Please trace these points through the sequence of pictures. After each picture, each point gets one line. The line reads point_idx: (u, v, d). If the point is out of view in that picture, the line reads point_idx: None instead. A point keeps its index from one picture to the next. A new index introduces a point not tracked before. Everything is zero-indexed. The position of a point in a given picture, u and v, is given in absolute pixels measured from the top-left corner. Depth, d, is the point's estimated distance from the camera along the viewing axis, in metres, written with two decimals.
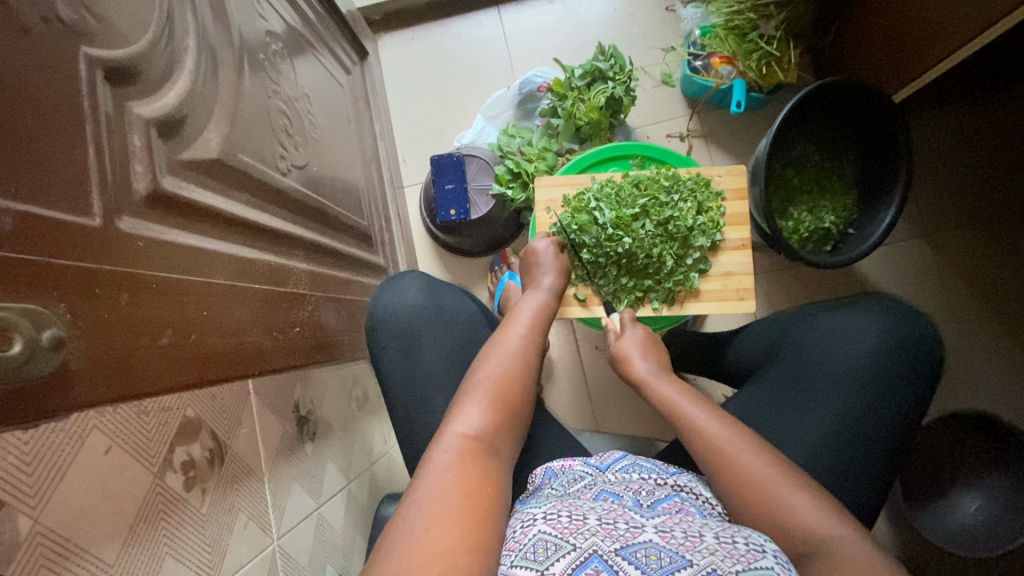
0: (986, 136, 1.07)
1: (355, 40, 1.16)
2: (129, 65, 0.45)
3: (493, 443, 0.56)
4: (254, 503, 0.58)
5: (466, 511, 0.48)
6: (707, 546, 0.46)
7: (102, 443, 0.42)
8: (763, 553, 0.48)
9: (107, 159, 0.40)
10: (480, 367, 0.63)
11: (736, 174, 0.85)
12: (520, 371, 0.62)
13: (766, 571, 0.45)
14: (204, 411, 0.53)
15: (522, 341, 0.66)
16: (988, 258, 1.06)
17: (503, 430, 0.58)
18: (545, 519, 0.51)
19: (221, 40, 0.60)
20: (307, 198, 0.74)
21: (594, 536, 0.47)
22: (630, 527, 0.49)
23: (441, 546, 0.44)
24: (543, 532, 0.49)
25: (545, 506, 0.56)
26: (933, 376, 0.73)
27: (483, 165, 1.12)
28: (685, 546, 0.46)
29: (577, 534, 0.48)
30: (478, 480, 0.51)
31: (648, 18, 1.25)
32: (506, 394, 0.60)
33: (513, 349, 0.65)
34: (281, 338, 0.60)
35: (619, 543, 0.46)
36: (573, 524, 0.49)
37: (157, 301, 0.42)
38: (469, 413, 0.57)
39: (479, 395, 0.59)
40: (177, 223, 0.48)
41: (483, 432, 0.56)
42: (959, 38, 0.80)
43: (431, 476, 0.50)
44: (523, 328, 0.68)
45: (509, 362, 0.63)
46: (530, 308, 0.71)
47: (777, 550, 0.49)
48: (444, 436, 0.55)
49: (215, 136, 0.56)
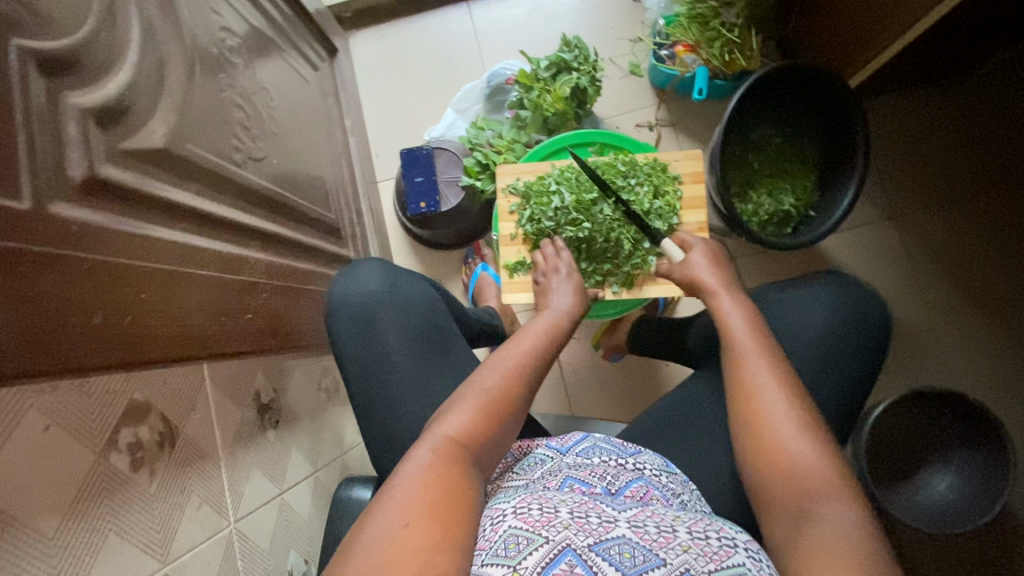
0: (945, 117, 1.08)
1: (324, 38, 1.18)
2: (63, 58, 0.46)
3: (475, 446, 0.57)
4: (209, 487, 0.60)
5: (436, 510, 0.49)
6: (681, 544, 0.49)
7: (41, 421, 0.43)
8: (735, 548, 0.51)
9: (38, 148, 0.42)
10: (479, 374, 0.63)
11: (692, 159, 0.86)
12: (515, 391, 0.62)
13: (738, 569, 0.48)
14: (154, 395, 0.55)
15: (526, 357, 0.65)
16: (950, 237, 1.07)
17: (483, 428, 0.58)
18: (515, 513, 0.52)
19: (169, 35, 0.62)
20: (266, 190, 0.76)
21: (567, 529, 0.48)
22: (603, 520, 0.51)
23: (416, 546, 0.46)
24: (513, 527, 0.50)
25: (513, 498, 0.57)
26: (883, 354, 0.74)
27: (452, 158, 1.13)
28: (659, 544, 0.48)
29: (549, 527, 0.49)
30: (457, 482, 0.52)
31: (615, 9, 1.27)
32: (496, 400, 0.60)
33: (515, 362, 0.64)
34: (235, 325, 0.61)
35: (592, 538, 0.48)
36: (544, 516, 0.50)
37: (90, 282, 0.43)
38: (458, 415, 0.58)
39: (472, 401, 0.59)
40: (117, 211, 0.49)
41: (462, 434, 0.57)
42: (906, 21, 0.83)
43: (407, 477, 0.51)
44: (530, 343, 0.67)
45: (506, 376, 0.62)
46: (541, 318, 0.71)
47: (747, 541, 0.53)
48: (427, 436, 0.56)
49: (161, 127, 0.57)
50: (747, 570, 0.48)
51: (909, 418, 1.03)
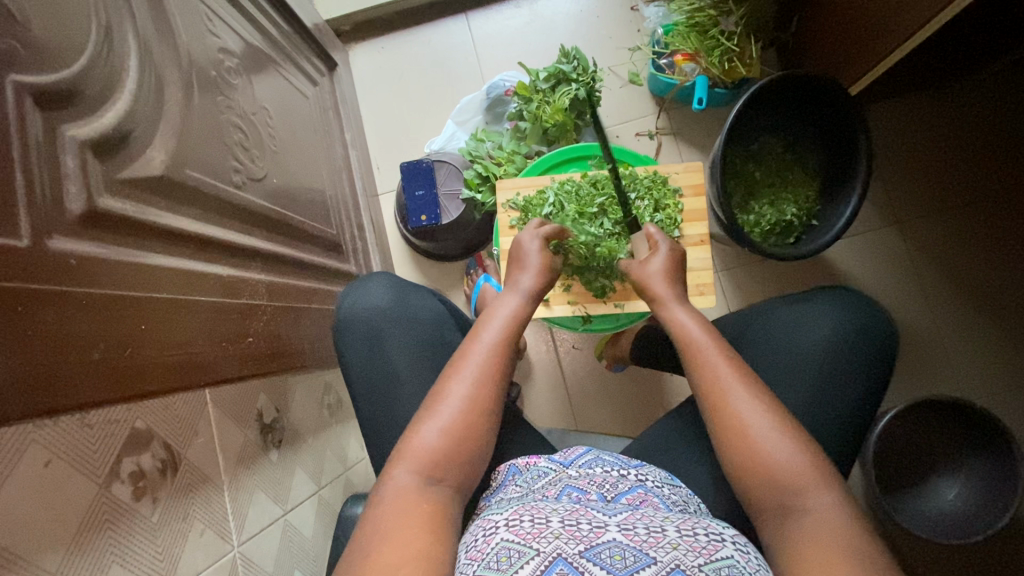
0: (947, 121, 1.08)
1: (323, 52, 1.18)
2: (61, 91, 0.47)
3: (445, 464, 0.57)
4: (212, 512, 0.60)
5: (418, 530, 0.51)
6: (670, 541, 0.49)
7: (42, 456, 0.43)
8: (723, 542, 0.51)
9: (36, 182, 0.42)
10: (439, 388, 0.61)
11: (693, 171, 0.86)
12: (480, 400, 0.60)
13: (727, 561, 0.48)
14: (156, 422, 0.55)
15: (489, 362, 0.62)
16: (954, 242, 1.06)
17: (456, 447, 0.58)
18: (506, 526, 0.52)
19: (166, 60, 0.62)
20: (266, 210, 0.76)
21: (558, 539, 0.48)
22: (593, 526, 0.51)
23: (389, 565, 0.48)
24: (506, 540, 0.50)
25: (506, 511, 0.57)
26: (888, 370, 0.72)
27: (453, 170, 1.14)
28: (649, 543, 0.48)
29: (540, 538, 0.49)
30: (426, 505, 0.53)
31: (613, 19, 1.26)
32: (461, 417, 0.59)
33: (476, 369, 0.62)
34: (235, 348, 0.61)
35: (583, 545, 0.48)
36: (536, 528, 0.50)
37: (89, 317, 0.43)
38: (427, 433, 0.58)
39: (438, 417, 0.59)
40: (116, 241, 0.49)
41: (435, 455, 0.57)
42: (901, 34, 0.84)
43: (384, 499, 0.54)
44: (490, 343, 0.64)
45: (470, 386, 0.60)
46: (504, 314, 0.67)
47: (735, 535, 0.53)
48: (396, 464, 0.56)
49: (160, 153, 0.57)
50: (737, 563, 0.49)
51: (915, 425, 1.02)
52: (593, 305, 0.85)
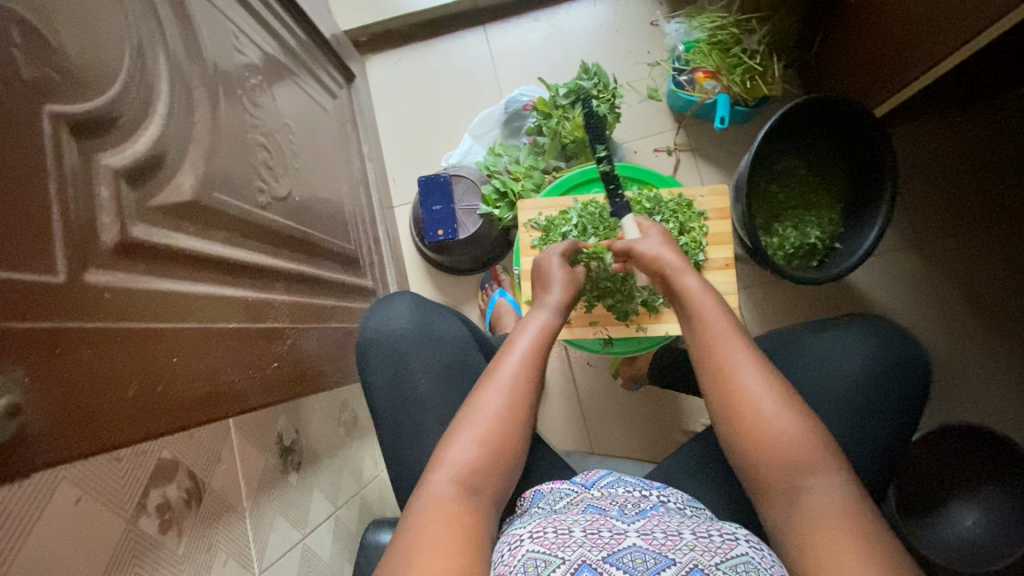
0: (969, 143, 1.07)
1: (341, 64, 1.17)
2: (96, 119, 0.46)
3: (480, 474, 0.57)
4: (234, 540, 0.59)
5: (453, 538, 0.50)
6: (687, 543, 0.49)
7: (72, 492, 0.43)
8: (737, 540, 0.51)
9: (71, 214, 0.41)
10: (476, 396, 0.61)
11: (718, 195, 0.85)
12: (516, 411, 0.61)
13: (743, 558, 0.48)
14: (182, 452, 0.54)
15: (520, 372, 0.63)
16: (976, 265, 1.05)
17: (493, 461, 0.58)
18: (531, 538, 0.52)
19: (196, 81, 0.61)
20: (288, 229, 0.75)
21: (581, 547, 0.49)
22: (614, 534, 0.51)
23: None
24: (531, 551, 0.50)
25: (530, 525, 0.57)
26: (919, 403, 0.72)
27: (470, 185, 1.13)
28: (668, 546, 0.48)
29: (564, 547, 0.49)
30: (460, 512, 0.53)
31: (632, 34, 1.26)
32: (497, 426, 0.59)
33: (508, 379, 0.62)
34: (259, 376, 0.60)
35: (606, 551, 0.48)
36: (559, 539, 0.51)
37: (124, 354, 0.42)
38: (463, 443, 0.58)
39: (477, 420, 0.59)
40: (147, 269, 0.49)
41: (472, 467, 0.57)
42: (925, 62, 0.84)
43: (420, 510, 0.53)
44: (519, 355, 0.65)
45: (503, 397, 0.61)
46: (533, 327, 0.68)
47: (749, 534, 0.54)
48: (432, 474, 0.56)
49: (189, 177, 0.56)
50: (754, 559, 0.49)
51: (936, 452, 1.01)
52: (615, 328, 0.84)
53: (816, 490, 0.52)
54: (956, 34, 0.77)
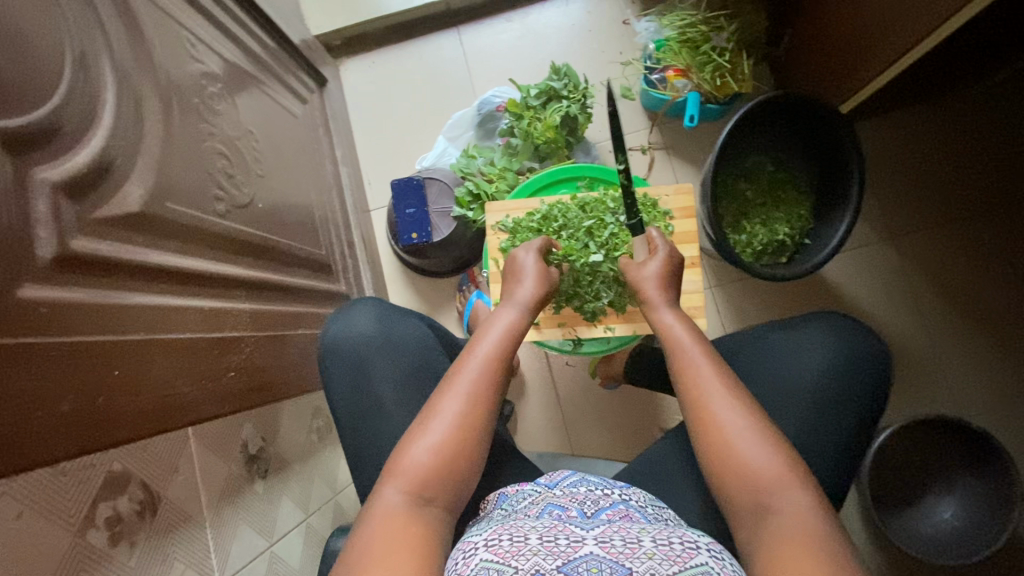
0: (940, 135, 1.07)
1: (312, 68, 1.17)
2: (31, 134, 0.46)
3: (434, 478, 0.56)
4: (193, 550, 0.59)
5: (397, 551, 0.49)
6: (646, 552, 0.49)
7: (13, 508, 0.43)
8: (698, 550, 0.51)
9: (3, 230, 0.41)
10: (435, 400, 0.60)
11: (682, 193, 0.85)
12: (475, 414, 0.59)
13: (701, 568, 0.48)
14: (134, 463, 0.54)
15: (481, 375, 0.61)
16: (949, 257, 1.06)
17: (449, 463, 0.57)
18: (486, 545, 0.51)
19: (146, 88, 0.61)
20: (250, 236, 0.75)
21: (535, 556, 0.48)
22: (571, 541, 0.50)
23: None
24: (484, 560, 0.49)
25: (486, 530, 0.56)
26: (881, 404, 0.72)
27: (444, 188, 1.13)
28: (625, 554, 0.48)
29: (517, 556, 0.48)
30: (406, 522, 0.52)
31: (604, 32, 1.26)
32: (456, 431, 0.58)
33: (470, 384, 0.60)
34: (213, 387, 0.59)
35: (560, 560, 0.47)
36: (513, 547, 0.50)
37: (61, 368, 0.42)
38: (419, 446, 0.57)
39: (456, 392, 0.60)
40: (91, 283, 0.49)
41: (424, 472, 0.55)
42: (889, 57, 0.84)
43: (370, 523, 0.52)
44: (483, 354, 0.63)
45: (462, 401, 0.59)
46: (500, 326, 0.66)
47: (711, 544, 0.53)
48: (384, 481, 0.55)
49: (138, 188, 0.56)
50: (712, 569, 0.49)
51: (911, 445, 1.01)
52: (583, 329, 0.84)
53: (784, 502, 0.52)
54: (917, 27, 0.77)
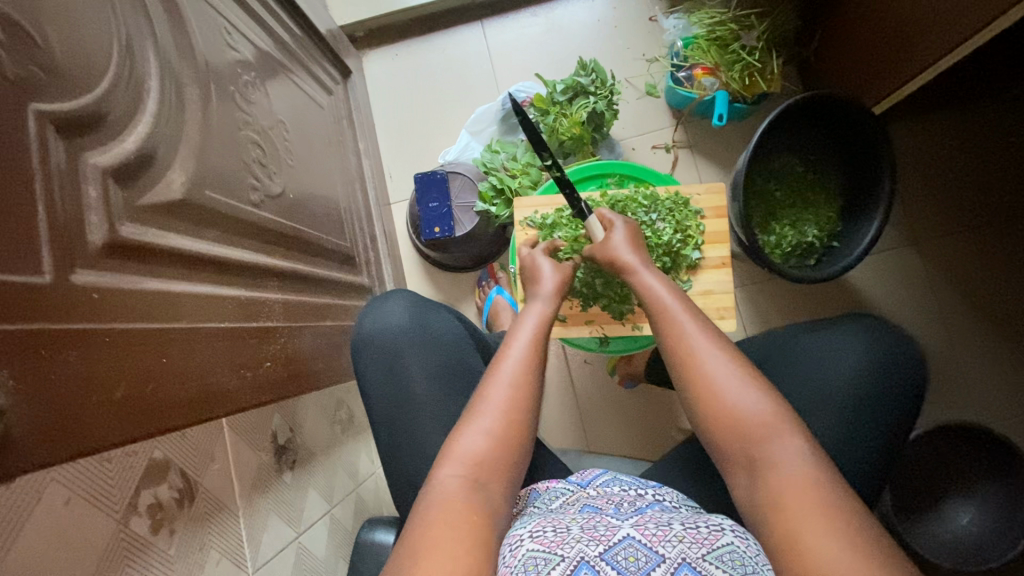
0: (969, 140, 1.06)
1: (336, 59, 1.16)
2: (82, 119, 0.46)
3: (488, 469, 0.55)
4: (228, 539, 0.59)
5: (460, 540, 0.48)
6: (676, 535, 0.49)
7: (61, 495, 0.44)
8: (724, 531, 0.51)
9: (57, 215, 0.41)
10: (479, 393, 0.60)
11: (714, 192, 0.85)
12: (520, 405, 0.59)
13: (731, 548, 0.48)
14: (173, 451, 0.54)
15: (522, 365, 0.61)
16: (975, 263, 1.05)
17: (500, 453, 0.56)
18: (531, 537, 0.52)
19: (186, 74, 0.61)
20: (282, 227, 0.74)
21: (579, 543, 0.48)
22: (610, 529, 0.51)
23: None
24: (531, 550, 0.49)
25: (528, 524, 0.56)
26: (914, 410, 0.71)
27: (467, 182, 1.13)
28: (657, 538, 0.48)
29: (563, 545, 0.49)
30: (467, 511, 0.51)
31: (631, 29, 1.25)
32: (504, 421, 0.58)
33: (512, 377, 0.60)
34: (250, 376, 0.59)
35: (603, 547, 0.48)
36: (558, 537, 0.50)
37: (114, 353, 0.42)
38: (469, 436, 0.56)
39: (500, 381, 0.60)
40: (139, 270, 0.49)
41: (477, 461, 0.55)
42: (923, 61, 0.83)
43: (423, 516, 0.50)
44: (520, 348, 0.63)
45: (506, 393, 0.59)
46: (535, 320, 0.67)
47: (734, 525, 0.53)
48: (437, 474, 0.54)
49: (180, 175, 0.56)
50: (739, 549, 0.49)
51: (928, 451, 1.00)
52: (611, 327, 0.84)
53: None
54: (953, 32, 0.76)
